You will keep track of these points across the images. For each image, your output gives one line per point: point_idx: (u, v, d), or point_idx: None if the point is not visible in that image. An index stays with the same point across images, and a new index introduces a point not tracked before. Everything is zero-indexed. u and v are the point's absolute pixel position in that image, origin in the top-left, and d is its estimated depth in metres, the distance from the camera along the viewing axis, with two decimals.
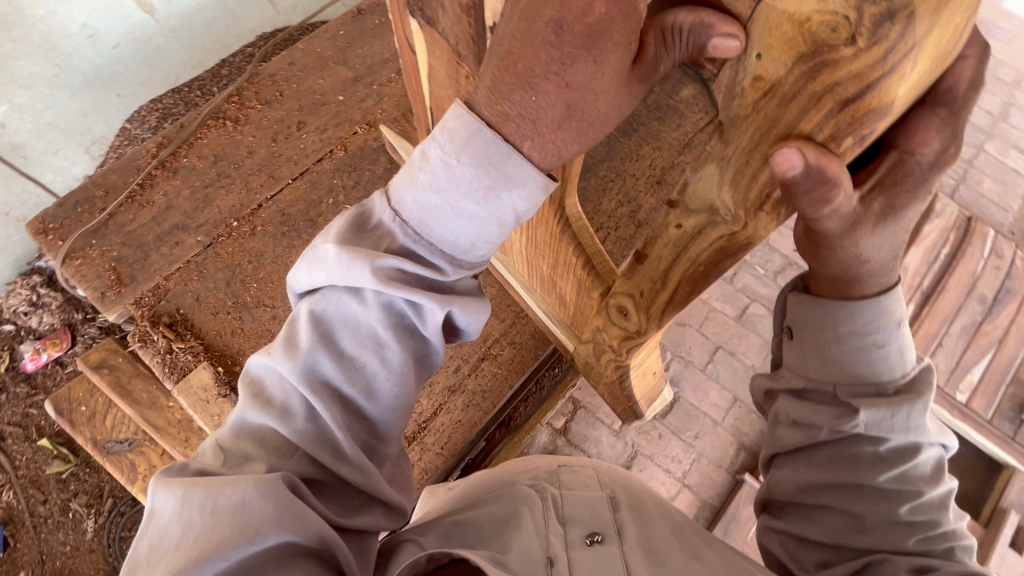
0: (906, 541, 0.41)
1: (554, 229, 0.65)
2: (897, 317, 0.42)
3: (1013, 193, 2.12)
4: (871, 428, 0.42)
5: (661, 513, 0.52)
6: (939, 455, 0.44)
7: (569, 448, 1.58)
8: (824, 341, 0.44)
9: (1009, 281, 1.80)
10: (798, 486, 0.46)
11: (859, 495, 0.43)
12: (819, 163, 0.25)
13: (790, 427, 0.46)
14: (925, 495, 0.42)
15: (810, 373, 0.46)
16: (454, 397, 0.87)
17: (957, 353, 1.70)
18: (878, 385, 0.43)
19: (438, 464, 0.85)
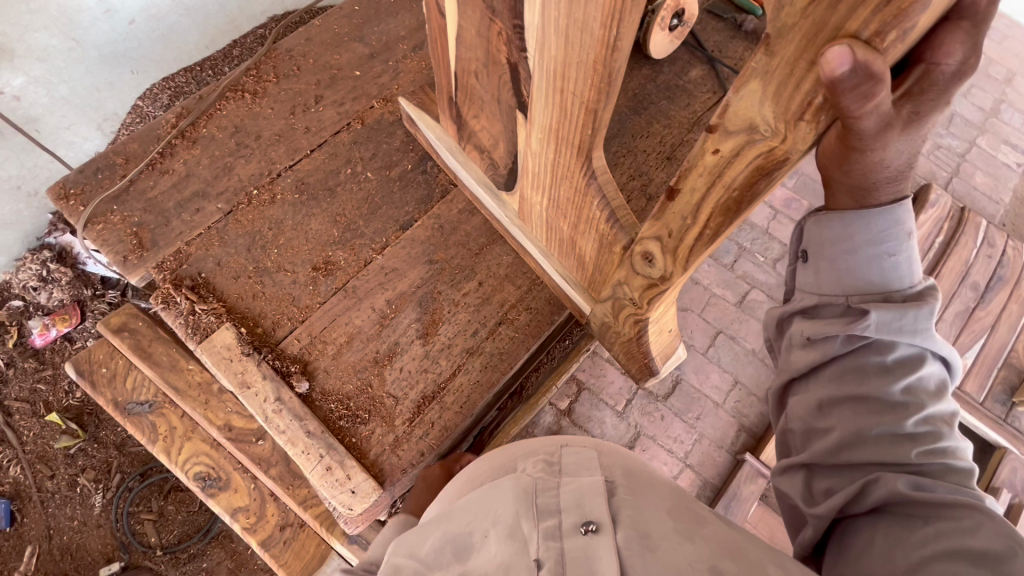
0: (908, 452, 0.48)
1: (579, 184, 0.67)
2: (906, 228, 0.47)
3: (1003, 186, 2.18)
4: (881, 329, 0.49)
5: (658, 495, 0.59)
6: (941, 376, 0.51)
7: (573, 428, 1.61)
8: (839, 254, 0.50)
9: (1000, 269, 1.86)
10: (817, 404, 0.53)
11: (871, 405, 0.50)
12: (867, 61, 0.28)
13: (804, 347, 0.54)
14: (927, 408, 0.49)
15: (823, 290, 0.52)
16: (471, 359, 0.89)
17: (950, 338, 1.75)
18: (886, 292, 0.49)
19: (458, 423, 0.86)
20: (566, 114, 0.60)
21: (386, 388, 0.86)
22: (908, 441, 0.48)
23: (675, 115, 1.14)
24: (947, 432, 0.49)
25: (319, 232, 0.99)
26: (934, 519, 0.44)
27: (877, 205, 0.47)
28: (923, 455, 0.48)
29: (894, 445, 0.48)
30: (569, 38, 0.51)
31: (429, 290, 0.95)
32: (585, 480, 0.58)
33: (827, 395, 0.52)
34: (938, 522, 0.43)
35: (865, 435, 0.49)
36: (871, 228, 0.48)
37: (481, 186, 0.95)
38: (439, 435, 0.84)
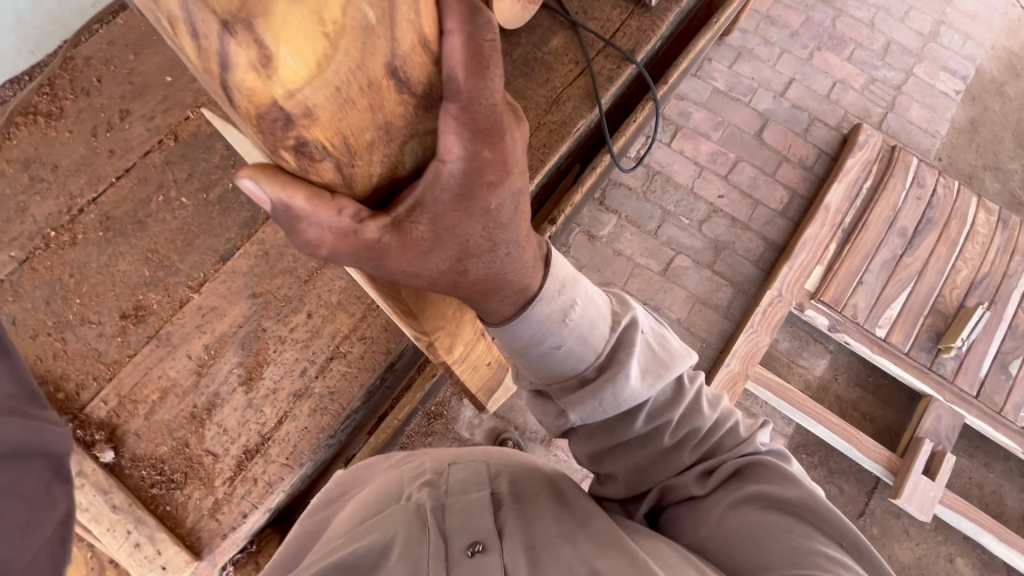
0: (682, 457, 0.55)
1: None
2: (552, 320, 0.51)
3: (940, 118, 2.08)
4: (587, 418, 0.52)
5: (537, 499, 0.61)
6: (678, 375, 0.56)
7: (495, 419, 1.62)
8: (526, 354, 0.53)
9: (929, 211, 1.79)
10: (587, 458, 0.58)
11: (631, 444, 0.56)
12: (279, 197, 0.34)
13: (545, 423, 0.57)
14: (674, 419, 0.54)
15: (534, 378, 0.55)
16: (299, 403, 0.82)
17: (875, 288, 1.70)
18: (578, 373, 0.52)
19: (285, 476, 0.80)
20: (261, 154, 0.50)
21: (205, 445, 0.79)
22: (679, 448, 0.56)
23: (532, 94, 0.99)
24: (704, 421, 0.56)
25: (128, 274, 0.87)
26: (728, 483, 0.55)
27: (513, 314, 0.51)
28: (695, 451, 0.56)
29: (674, 453, 0.56)
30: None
31: (252, 329, 0.85)
32: (473, 498, 0.60)
33: (586, 455, 0.57)
34: (729, 485, 0.55)
35: (640, 466, 0.56)
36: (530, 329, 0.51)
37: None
38: (263, 492, 0.78)
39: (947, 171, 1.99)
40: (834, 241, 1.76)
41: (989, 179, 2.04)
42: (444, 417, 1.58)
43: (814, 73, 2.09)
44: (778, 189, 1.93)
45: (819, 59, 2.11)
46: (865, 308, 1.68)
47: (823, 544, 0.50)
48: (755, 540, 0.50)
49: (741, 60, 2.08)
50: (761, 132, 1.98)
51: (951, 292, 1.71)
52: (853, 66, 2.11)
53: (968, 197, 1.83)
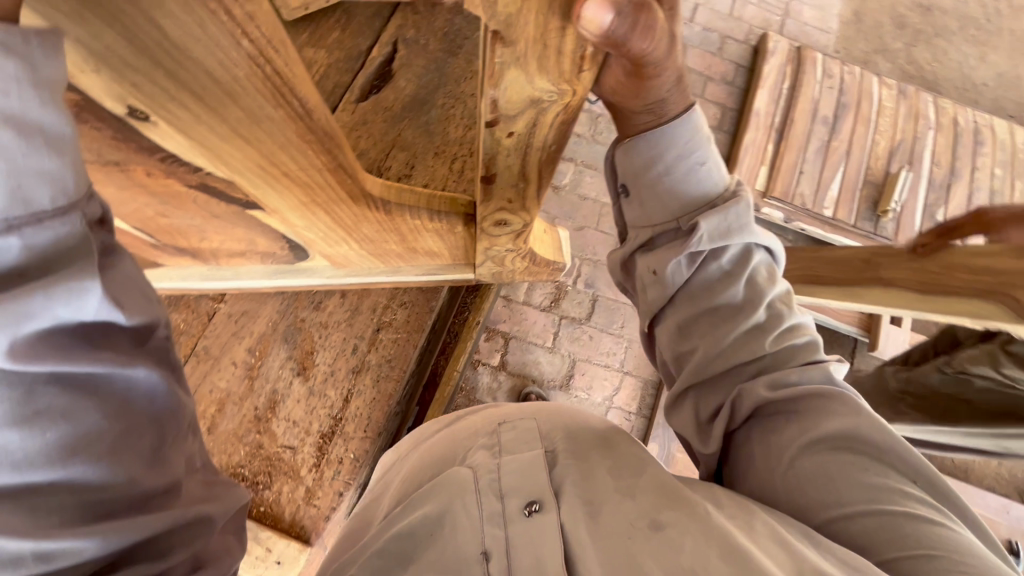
0: (763, 346, 0.50)
1: (379, 216, 0.64)
2: (697, 135, 0.51)
3: (829, 16, 2.28)
4: (714, 236, 0.51)
5: (598, 448, 0.52)
6: (768, 260, 0.54)
7: (512, 378, 1.67)
8: (658, 179, 0.53)
9: (842, 97, 1.98)
10: (677, 330, 0.54)
11: (723, 312, 0.52)
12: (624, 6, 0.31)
13: (652, 277, 0.54)
14: (769, 294, 0.52)
15: (654, 222, 0.55)
16: (360, 378, 0.84)
17: (815, 175, 1.88)
18: (708, 199, 0.53)
19: (369, 447, 0.82)
20: (309, 186, 0.53)
21: (279, 441, 0.79)
22: (761, 333, 0.51)
23: None
24: (788, 312, 0.52)
25: None
26: (802, 415, 0.48)
27: (666, 120, 0.51)
28: (774, 342, 0.51)
29: (749, 347, 0.50)
30: (252, 128, 0.43)
31: (292, 322, 0.85)
32: (527, 455, 0.51)
33: (682, 320, 0.53)
34: (799, 417, 0.48)
35: (722, 346, 0.51)
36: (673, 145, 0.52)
37: (277, 276, 0.79)
38: (353, 467, 0.80)
39: (846, 61, 2.20)
40: (771, 142, 1.91)
41: (881, 61, 2.27)
42: (464, 389, 1.63)
43: None
44: (710, 107, 2.06)
45: None
46: (810, 195, 1.86)
47: (896, 480, 0.44)
48: (831, 480, 0.44)
49: None
50: (682, 58, 2.10)
51: (876, 163, 1.91)
52: None
53: (869, 79, 2.04)
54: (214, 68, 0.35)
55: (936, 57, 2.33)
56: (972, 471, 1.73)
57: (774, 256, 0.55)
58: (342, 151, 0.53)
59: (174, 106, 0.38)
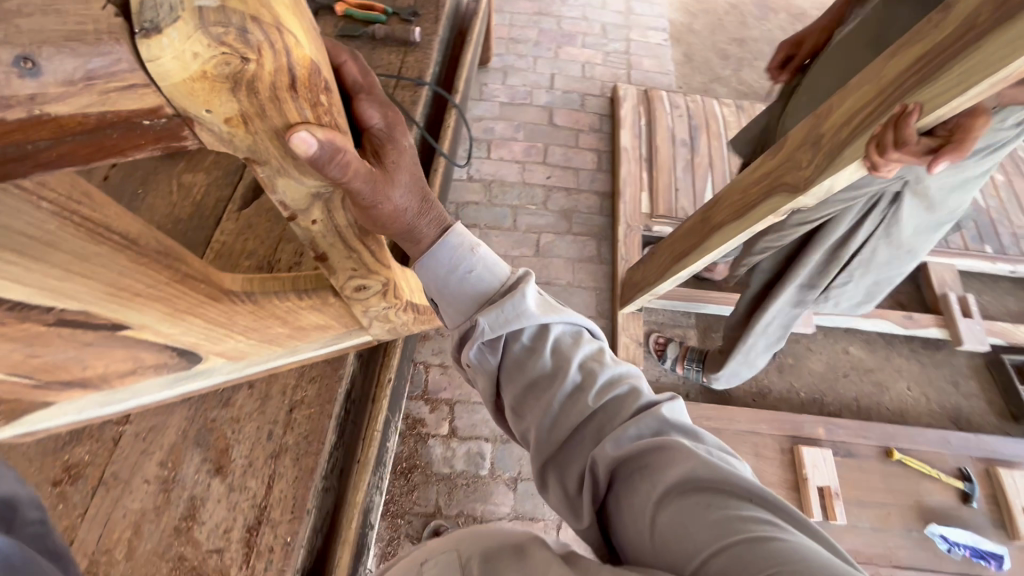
0: (587, 405, 0.58)
1: (248, 307, 0.74)
2: (463, 252, 0.68)
3: (665, 61, 2.66)
4: (495, 325, 0.63)
5: (511, 565, 0.56)
6: (572, 329, 0.64)
7: (466, 442, 1.68)
8: (448, 285, 0.68)
9: (692, 122, 2.28)
10: (518, 413, 0.63)
11: (545, 387, 0.61)
12: (324, 138, 0.46)
13: (479, 370, 0.65)
14: (579, 360, 0.61)
15: (458, 321, 0.68)
16: (280, 460, 0.84)
17: (689, 189, 2.11)
18: (488, 295, 0.67)
19: (299, 529, 0.80)
20: (169, 298, 0.64)
21: (204, 547, 0.77)
22: (583, 392, 0.59)
23: None
24: (601, 367, 0.60)
25: (43, 441, 0.83)
26: (644, 467, 0.53)
27: (434, 244, 0.68)
28: (597, 397, 0.58)
29: (574, 410, 0.58)
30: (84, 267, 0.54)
31: (202, 425, 0.86)
32: None
33: (516, 402, 0.63)
34: (645, 470, 0.52)
35: (553, 416, 0.59)
36: (447, 263, 0.68)
37: (173, 385, 0.81)
38: (285, 552, 0.77)
39: (690, 93, 2.55)
40: (644, 170, 2.15)
41: (718, 87, 2.64)
42: (419, 465, 1.63)
43: (565, 64, 2.56)
44: (586, 154, 2.30)
45: (564, 53, 2.60)
46: (690, 206, 2.07)
47: (744, 509, 0.46)
48: (681, 525, 0.47)
49: (509, 76, 2.48)
50: (552, 119, 2.37)
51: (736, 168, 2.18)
52: (589, 50, 2.64)
53: (711, 103, 2.36)
54: (30, 229, 0.48)
55: (761, 74, 2.74)
56: (907, 413, 1.84)
57: (580, 327, 0.65)
58: (188, 263, 0.66)
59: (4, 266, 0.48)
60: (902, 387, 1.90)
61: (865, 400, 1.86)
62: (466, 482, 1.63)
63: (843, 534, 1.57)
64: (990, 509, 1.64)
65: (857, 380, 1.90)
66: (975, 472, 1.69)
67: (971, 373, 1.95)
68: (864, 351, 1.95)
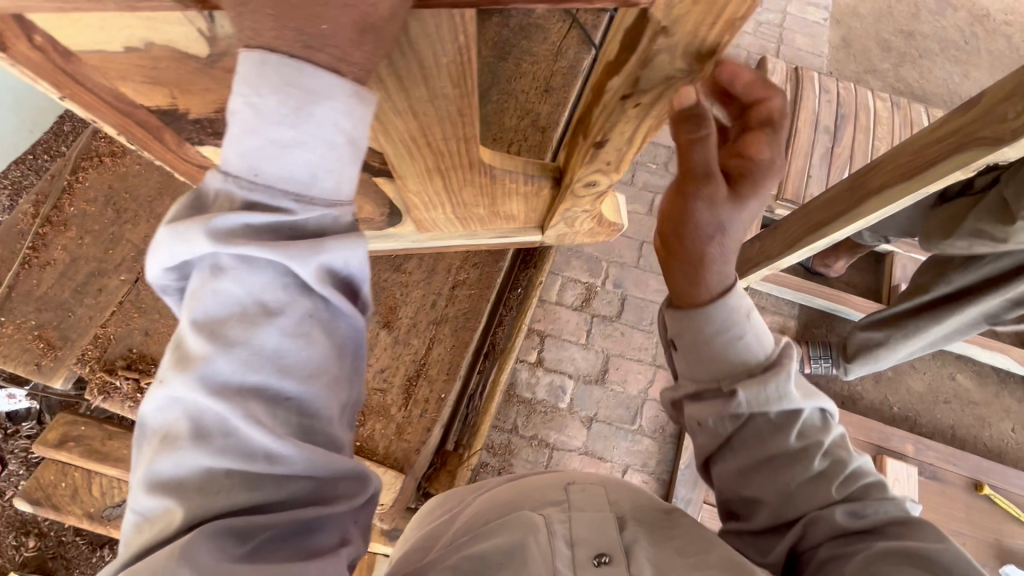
0: (831, 493, 0.54)
1: (484, 181, 0.74)
2: (739, 312, 0.57)
3: (820, 41, 2.48)
4: (752, 403, 0.55)
5: (672, 529, 0.57)
6: (822, 413, 0.57)
7: (549, 374, 1.74)
8: (706, 346, 0.58)
9: (840, 109, 2.14)
10: (739, 475, 0.57)
11: (783, 463, 0.55)
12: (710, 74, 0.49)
13: (707, 429, 0.58)
14: (826, 444, 0.55)
15: (698, 377, 0.59)
16: (440, 328, 0.92)
17: (823, 178, 2.01)
18: (748, 367, 0.57)
19: (450, 390, 0.88)
20: (443, 153, 0.66)
21: (370, 384, 0.86)
22: (826, 479, 0.54)
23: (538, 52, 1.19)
24: (849, 457, 0.55)
25: None
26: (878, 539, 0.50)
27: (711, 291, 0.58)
28: (841, 488, 0.54)
29: (814, 494, 0.54)
30: (423, 112, 0.58)
31: (376, 282, 0.94)
32: (601, 513, 0.57)
33: (744, 469, 0.57)
34: (880, 538, 0.49)
35: (788, 491, 0.55)
36: (716, 320, 0.57)
37: (370, 238, 0.89)
38: (437, 407, 0.86)
39: (840, 79, 2.39)
40: None
41: (872, 80, 2.46)
42: None
43: None
44: None
45: None
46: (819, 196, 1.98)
47: None
48: None
49: None
50: None
51: None
52: None
53: (864, 93, 2.21)
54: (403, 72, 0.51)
55: (921, 75, 2.52)
56: (1004, 454, 1.76)
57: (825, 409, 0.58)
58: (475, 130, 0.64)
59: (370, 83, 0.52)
60: (1005, 427, 1.80)
61: (961, 431, 1.78)
62: (544, 409, 1.70)
63: None
64: None
65: (958, 409, 1.81)
66: None
67: None
68: (973, 382, 1.85)
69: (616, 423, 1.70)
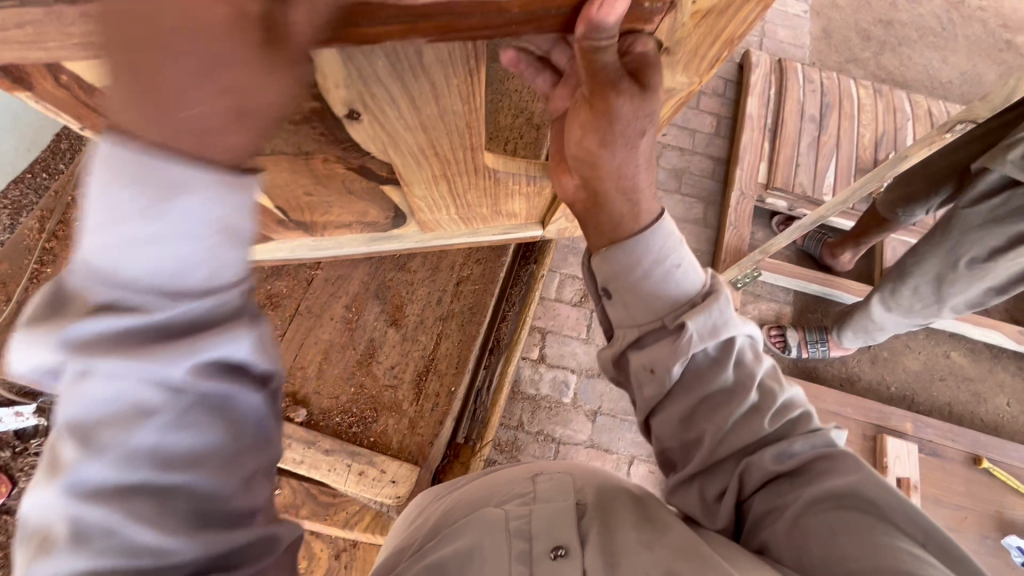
0: (763, 425, 0.55)
1: (486, 182, 0.76)
2: (672, 242, 0.60)
3: (802, 34, 2.54)
4: (700, 333, 0.57)
5: (629, 512, 0.56)
6: (750, 343, 0.59)
7: (552, 369, 1.76)
8: (648, 275, 0.60)
9: (825, 98, 2.18)
10: (679, 421, 0.59)
11: (717, 398, 0.57)
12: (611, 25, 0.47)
13: (648, 373, 0.59)
14: (759, 376, 0.57)
15: (639, 321, 0.61)
16: (447, 323, 0.94)
17: (811, 166, 2.04)
18: (688, 299, 0.59)
19: (460, 383, 0.90)
20: (449, 161, 0.68)
21: (381, 381, 0.88)
22: (758, 413, 0.56)
23: None
24: (779, 388, 0.58)
25: None
26: (809, 481, 0.52)
27: (646, 229, 0.60)
28: (773, 420, 0.56)
29: (747, 431, 0.55)
30: (434, 123, 0.59)
31: (381, 282, 0.96)
32: (559, 505, 0.57)
33: (684, 413, 0.58)
34: (809, 486, 0.52)
35: (724, 431, 0.56)
36: (652, 251, 0.60)
37: (372, 242, 0.90)
38: (448, 400, 0.88)
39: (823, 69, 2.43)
40: (766, 141, 2.11)
41: (854, 69, 2.51)
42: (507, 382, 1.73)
43: None
44: (706, 117, 2.26)
45: None
46: (809, 183, 2.01)
47: (905, 542, 0.45)
48: (837, 535, 0.46)
49: None
50: None
51: (864, 153, 2.09)
52: None
53: (847, 82, 2.25)
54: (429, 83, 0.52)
55: (903, 63, 2.57)
56: (1001, 428, 1.79)
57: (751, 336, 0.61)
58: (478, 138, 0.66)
59: (388, 106, 0.54)
60: (1001, 402, 1.83)
61: (958, 407, 1.82)
62: (549, 405, 1.72)
63: None
64: None
65: (953, 386, 1.84)
66: None
67: None
68: (967, 359, 1.88)
69: (620, 415, 1.73)
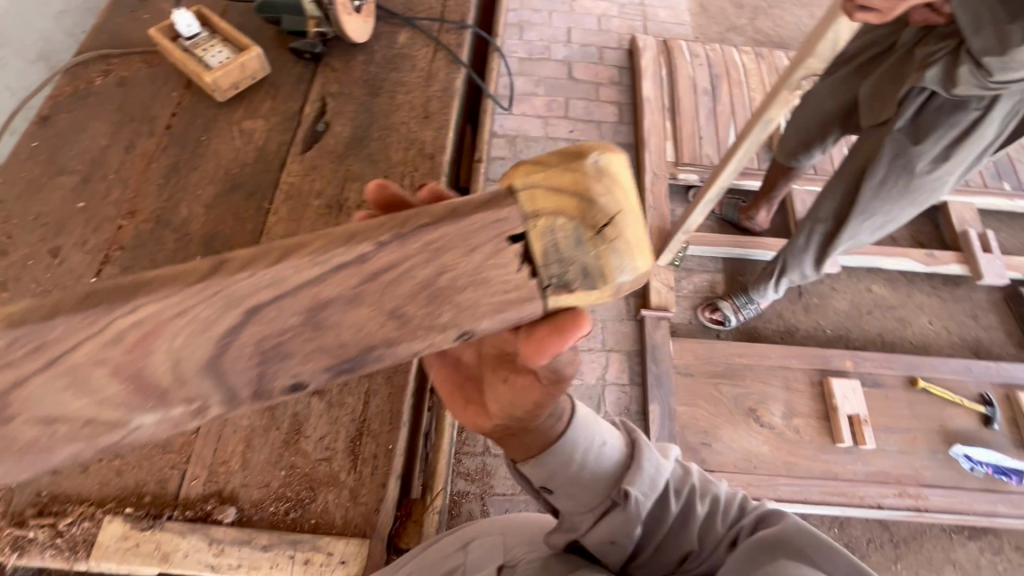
0: (711, 523, 0.60)
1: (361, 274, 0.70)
2: (591, 432, 0.67)
3: (680, 12, 2.64)
4: (641, 486, 0.62)
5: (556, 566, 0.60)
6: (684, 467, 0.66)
7: None
8: (582, 465, 0.65)
9: (712, 70, 2.28)
10: (649, 557, 0.60)
11: (673, 522, 0.61)
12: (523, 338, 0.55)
13: (610, 536, 0.61)
14: (696, 484, 0.63)
15: (590, 504, 0.63)
16: (373, 378, 0.89)
17: (713, 137, 2.12)
18: (619, 466, 0.65)
19: (398, 438, 0.86)
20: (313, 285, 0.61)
21: (312, 457, 0.83)
22: (711, 520, 0.60)
23: (408, 81, 1.20)
24: (715, 487, 0.64)
25: None
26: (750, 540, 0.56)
27: (567, 432, 0.67)
28: (723, 517, 0.61)
29: (708, 535, 0.59)
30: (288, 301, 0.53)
31: None
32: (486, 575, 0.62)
33: (652, 551, 0.60)
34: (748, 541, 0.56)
35: (688, 543, 0.59)
36: (576, 444, 0.66)
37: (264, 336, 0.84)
38: (388, 458, 0.83)
39: (706, 42, 2.54)
40: (667, 121, 2.17)
41: (734, 36, 2.63)
42: None
43: (581, 18, 2.54)
44: (608, 107, 2.31)
45: (579, 7, 2.58)
46: (714, 153, 2.09)
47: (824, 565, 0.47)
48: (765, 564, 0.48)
49: (525, 31, 2.47)
50: (571, 74, 2.37)
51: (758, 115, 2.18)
52: (603, 2, 2.61)
53: (730, 51, 2.36)
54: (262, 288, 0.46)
55: (776, 23, 2.72)
56: (929, 346, 1.92)
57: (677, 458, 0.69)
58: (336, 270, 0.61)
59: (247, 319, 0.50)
60: (924, 322, 1.96)
61: (889, 335, 1.93)
62: None
63: (873, 458, 1.66)
64: (1010, 430, 1.73)
65: (880, 317, 1.96)
66: (996, 398, 1.77)
67: (990, 306, 2.00)
68: (887, 289, 2.00)
69: None
